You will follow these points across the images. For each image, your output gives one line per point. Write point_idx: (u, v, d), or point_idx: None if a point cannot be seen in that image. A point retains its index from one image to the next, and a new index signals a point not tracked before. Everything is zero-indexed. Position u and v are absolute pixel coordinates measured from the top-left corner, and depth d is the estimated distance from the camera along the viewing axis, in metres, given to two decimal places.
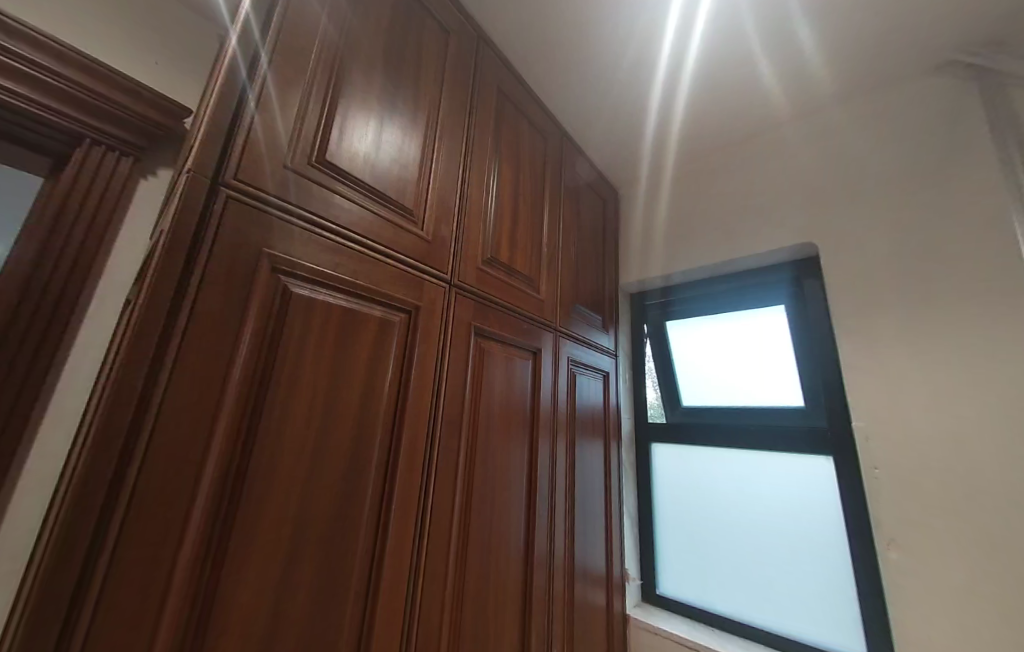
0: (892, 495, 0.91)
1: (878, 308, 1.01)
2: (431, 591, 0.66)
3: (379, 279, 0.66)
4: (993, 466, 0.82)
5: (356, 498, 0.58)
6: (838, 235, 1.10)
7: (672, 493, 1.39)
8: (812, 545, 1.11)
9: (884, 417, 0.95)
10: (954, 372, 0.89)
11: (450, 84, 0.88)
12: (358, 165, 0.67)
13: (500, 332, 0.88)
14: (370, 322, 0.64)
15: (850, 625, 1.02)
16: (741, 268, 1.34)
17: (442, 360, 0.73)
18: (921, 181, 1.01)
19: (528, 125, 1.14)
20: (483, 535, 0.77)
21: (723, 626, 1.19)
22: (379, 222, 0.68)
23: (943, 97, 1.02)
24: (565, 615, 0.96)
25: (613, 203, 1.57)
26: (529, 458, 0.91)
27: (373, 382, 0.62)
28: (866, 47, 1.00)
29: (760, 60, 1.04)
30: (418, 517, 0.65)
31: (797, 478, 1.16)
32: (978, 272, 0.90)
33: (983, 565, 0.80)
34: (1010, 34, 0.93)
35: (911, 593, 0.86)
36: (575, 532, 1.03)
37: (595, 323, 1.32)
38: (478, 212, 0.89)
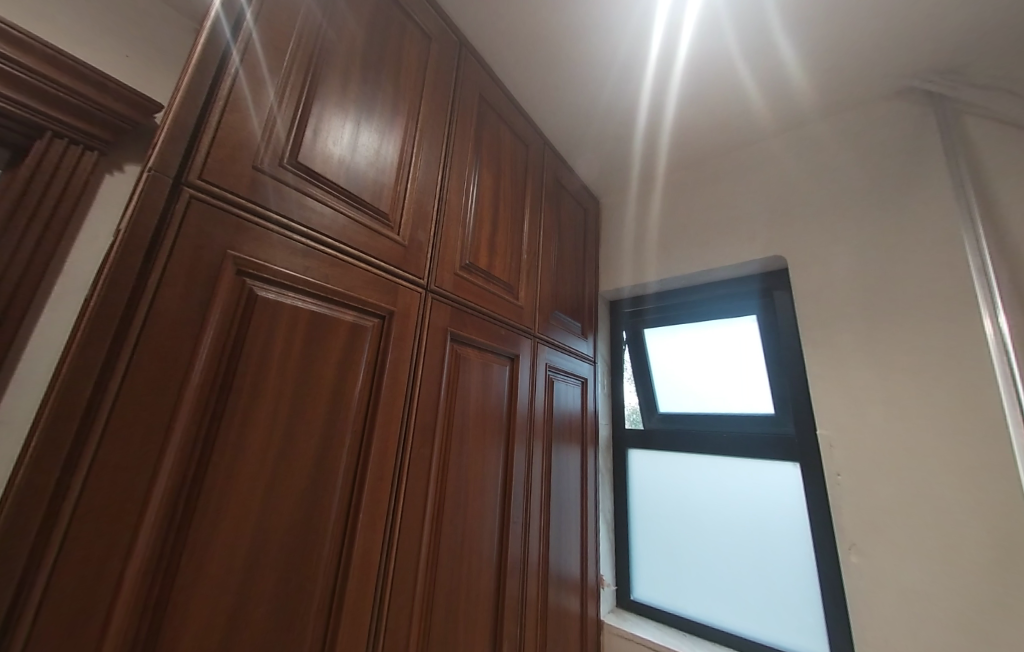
0: (853, 501, 0.95)
1: (841, 320, 1.05)
2: (400, 598, 0.65)
3: (351, 284, 0.65)
4: (944, 472, 0.86)
5: (321, 506, 0.57)
6: (805, 250, 1.15)
7: (647, 498, 1.41)
8: (780, 549, 1.14)
9: (846, 425, 0.99)
10: (910, 381, 0.93)
11: (431, 89, 0.88)
12: (333, 167, 0.66)
13: (477, 338, 0.88)
14: (341, 327, 0.62)
15: (813, 627, 1.05)
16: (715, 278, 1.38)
17: (416, 366, 0.73)
18: (881, 200, 1.06)
19: (509, 132, 1.14)
20: (455, 541, 0.76)
21: (694, 630, 1.21)
22: (353, 225, 0.67)
23: (902, 121, 1.08)
24: (539, 621, 0.95)
25: (593, 212, 1.60)
26: (504, 463, 0.91)
27: (343, 388, 0.61)
28: (833, 70, 1.05)
29: (736, 77, 1.08)
30: (387, 525, 0.64)
31: (766, 484, 1.20)
32: (932, 287, 0.95)
33: (936, 568, 0.84)
34: (961, 64, 0.99)
35: (871, 596, 0.89)
36: (550, 537, 1.03)
37: (575, 330, 1.33)
38: (457, 217, 0.89)
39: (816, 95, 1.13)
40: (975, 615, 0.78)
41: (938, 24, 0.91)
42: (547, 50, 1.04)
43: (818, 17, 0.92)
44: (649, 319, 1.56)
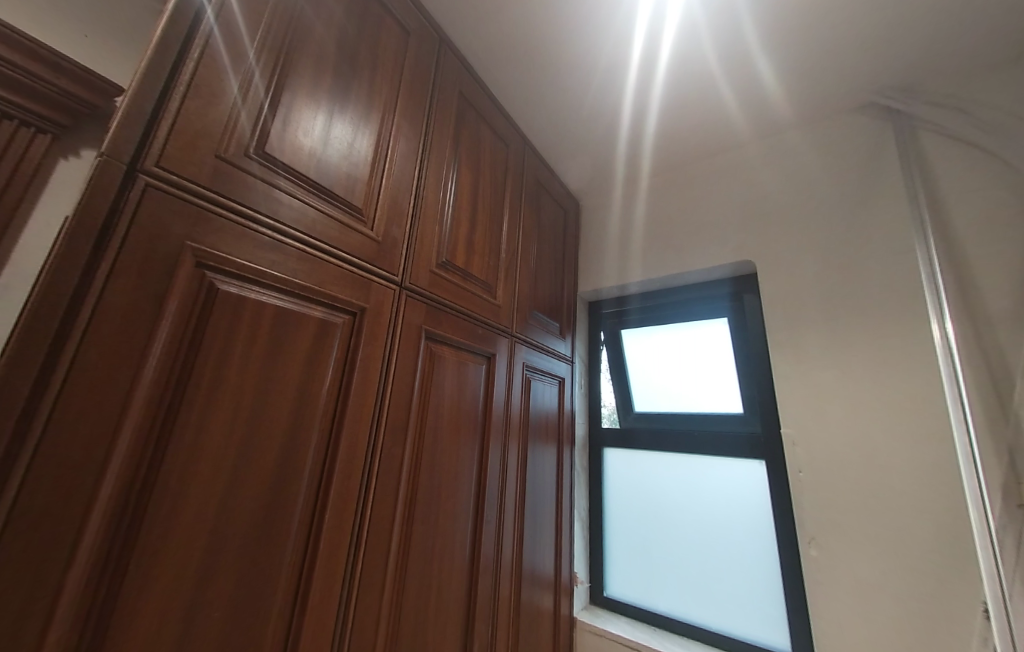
0: (813, 496, 0.99)
1: (805, 323, 1.09)
2: (367, 600, 0.64)
3: (321, 280, 0.63)
4: (897, 469, 0.91)
5: (284, 506, 0.55)
6: (773, 255, 1.19)
7: (621, 497, 1.43)
8: (745, 545, 1.17)
9: (808, 424, 1.03)
10: (867, 383, 0.98)
11: (409, 84, 0.87)
12: (303, 158, 0.64)
13: (452, 336, 0.87)
14: (309, 323, 0.61)
15: (775, 619, 1.09)
16: (689, 281, 1.42)
17: (389, 364, 0.72)
18: (844, 209, 1.11)
19: (489, 131, 1.14)
20: (426, 540, 0.75)
21: (664, 625, 1.23)
22: (324, 219, 0.65)
23: (864, 134, 1.14)
24: (511, 620, 0.95)
25: (573, 213, 1.61)
26: (479, 462, 0.90)
27: (310, 385, 0.60)
28: (803, 82, 1.09)
29: (712, 86, 1.11)
30: (354, 526, 0.63)
31: (733, 481, 1.23)
32: (888, 293, 1.00)
33: (888, 559, 0.88)
34: (917, 82, 1.05)
35: (828, 588, 0.93)
36: (524, 536, 1.03)
37: (553, 330, 1.34)
38: (434, 214, 0.88)
39: (787, 106, 1.17)
40: (922, 603, 0.83)
41: (898, 43, 0.96)
42: (529, 50, 1.04)
43: (790, 31, 0.95)
44: (632, 322, 1.58)
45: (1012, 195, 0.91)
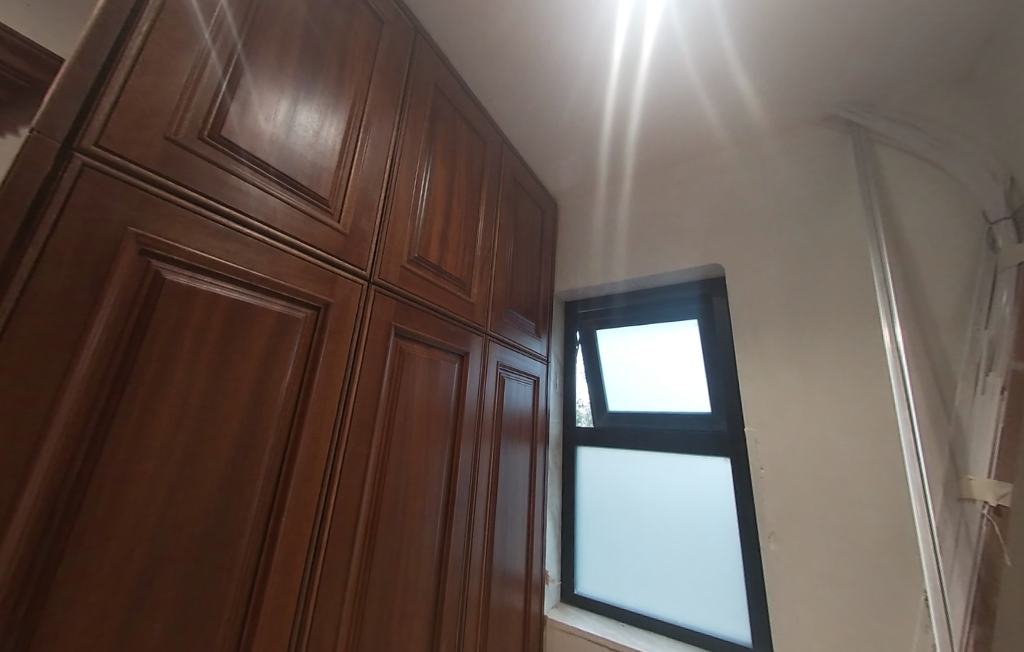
0: (772, 493, 1.02)
1: (769, 325, 1.13)
2: (326, 605, 0.61)
3: (281, 272, 0.60)
4: (850, 466, 0.95)
5: (237, 509, 0.53)
6: (741, 259, 1.23)
7: (593, 495, 1.45)
8: (710, 540, 1.21)
9: (770, 423, 1.07)
10: (825, 383, 1.02)
11: (382, 74, 0.84)
12: (264, 144, 0.61)
13: (423, 334, 0.85)
14: (266, 317, 0.58)
15: (737, 612, 1.13)
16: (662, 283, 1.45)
17: (354, 362, 0.69)
18: (806, 217, 1.15)
19: (466, 126, 1.13)
20: (392, 542, 0.74)
21: (631, 621, 1.26)
22: (286, 209, 0.62)
23: (825, 146, 1.19)
24: (480, 621, 0.94)
25: (550, 214, 1.62)
26: (449, 462, 0.89)
27: (268, 383, 0.57)
28: (773, 92, 1.12)
29: (688, 91, 1.13)
30: (314, 529, 0.60)
31: (700, 479, 1.27)
32: (845, 298, 1.04)
33: (841, 552, 0.92)
34: (874, 98, 1.10)
35: (785, 580, 0.97)
36: (496, 536, 1.02)
37: (529, 329, 1.34)
38: (406, 208, 0.86)
39: (757, 115, 1.21)
40: (870, 593, 0.88)
41: (860, 59, 1.01)
42: (508, 45, 1.03)
43: (760, 41, 0.98)
44: (618, 320, 1.57)
45: (955, 208, 0.97)
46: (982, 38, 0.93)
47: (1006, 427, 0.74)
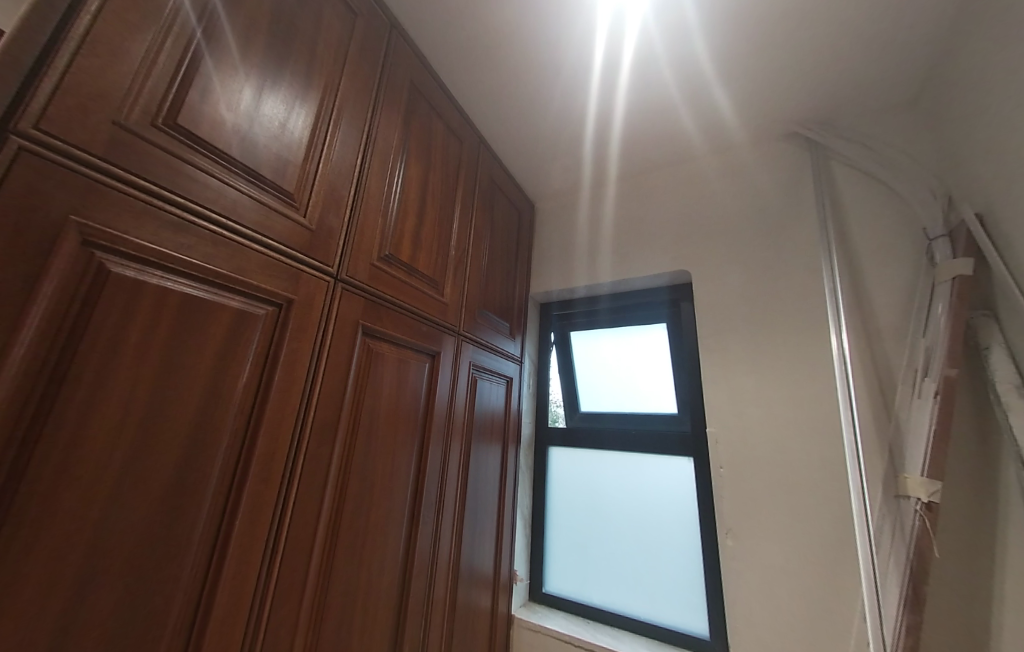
0: (731, 490, 1.07)
1: (731, 330, 1.18)
2: (281, 610, 0.60)
3: (241, 268, 0.58)
4: (801, 465, 1.00)
5: (186, 512, 0.51)
6: (707, 266, 1.27)
7: (563, 495, 1.47)
8: (673, 537, 1.25)
9: (730, 424, 1.11)
10: (781, 387, 1.07)
11: (355, 66, 0.83)
12: (225, 133, 0.59)
13: (393, 333, 0.84)
14: (222, 314, 0.56)
15: (696, 606, 1.17)
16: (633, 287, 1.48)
17: (318, 361, 0.68)
18: (768, 227, 1.21)
19: (442, 125, 1.12)
20: (355, 544, 0.72)
21: (596, 618, 1.28)
22: (247, 203, 0.61)
23: (787, 160, 1.25)
24: (445, 622, 0.94)
25: (526, 215, 1.63)
26: (417, 462, 0.88)
27: (223, 381, 0.55)
28: (742, 106, 1.17)
29: (662, 100, 1.16)
30: (271, 533, 0.59)
31: (665, 478, 1.30)
32: (801, 305, 1.10)
33: (791, 547, 0.97)
34: (830, 118, 1.17)
35: (740, 575, 1.01)
36: (464, 537, 1.02)
37: (503, 330, 1.34)
38: (377, 204, 0.84)
39: (728, 128, 1.26)
40: (816, 585, 0.93)
41: (821, 79, 1.07)
42: (489, 45, 1.03)
43: (730, 55, 1.02)
44: (603, 322, 1.58)
45: (900, 225, 1.04)
46: (926, 67, 1.00)
47: (938, 428, 0.80)
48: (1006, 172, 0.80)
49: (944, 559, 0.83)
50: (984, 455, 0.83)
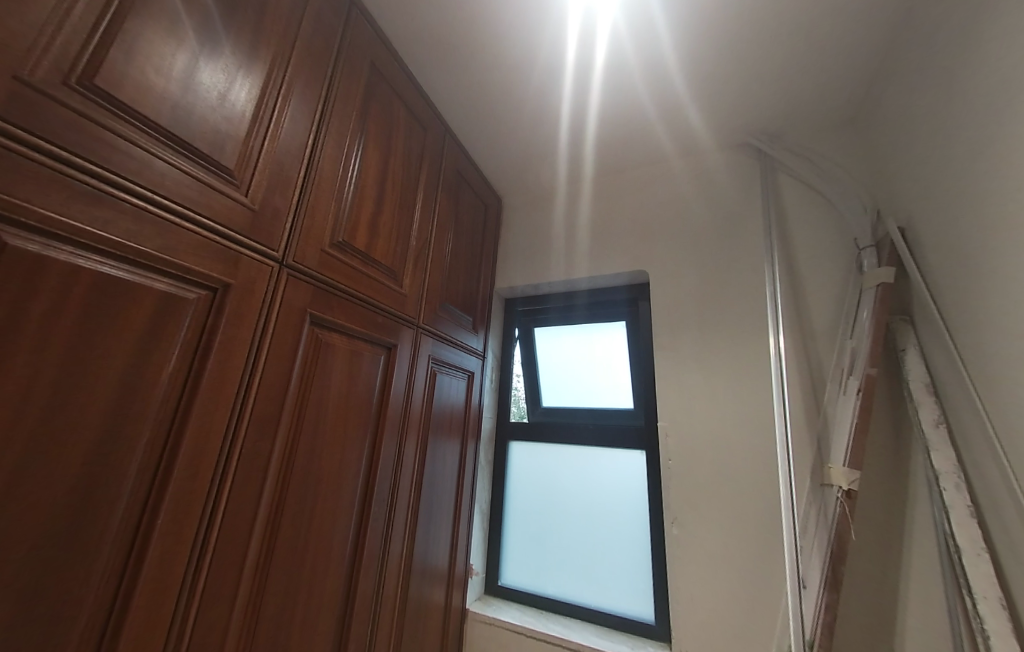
0: (677, 481, 1.12)
1: (682, 328, 1.23)
2: (210, 612, 0.57)
3: (170, 248, 0.54)
4: (742, 457, 1.06)
5: (97, 509, 0.47)
6: (664, 266, 1.32)
7: (521, 489, 1.48)
8: (625, 528, 1.29)
9: (679, 418, 1.16)
10: (727, 383, 1.13)
11: (308, 40, 0.78)
12: (152, 100, 0.54)
13: (344, 323, 0.81)
14: (146, 297, 0.52)
15: (643, 593, 1.22)
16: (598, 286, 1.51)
17: (258, 350, 0.64)
18: (719, 231, 1.27)
19: (404, 110, 1.08)
20: (296, 541, 0.70)
21: (549, 608, 1.30)
22: (179, 177, 0.56)
23: (740, 169, 1.31)
24: (395, 620, 0.92)
25: (493, 209, 1.61)
26: (369, 457, 0.86)
27: (145, 369, 0.51)
28: (703, 114, 1.21)
29: (628, 102, 1.18)
30: (199, 531, 0.55)
31: (619, 471, 1.34)
32: (746, 307, 1.16)
33: (730, 533, 1.03)
34: (779, 131, 1.24)
35: (683, 561, 1.06)
36: (417, 532, 1.00)
37: (465, 324, 1.32)
38: (330, 188, 0.81)
39: (691, 134, 1.30)
40: (749, 567, 0.99)
41: (774, 93, 1.12)
42: (459, 32, 1.01)
43: (694, 63, 1.05)
44: (580, 318, 1.57)
45: (835, 234, 1.12)
46: (863, 89, 1.08)
47: (859, 422, 0.87)
48: (926, 190, 0.88)
49: (860, 542, 0.91)
50: (897, 446, 0.92)
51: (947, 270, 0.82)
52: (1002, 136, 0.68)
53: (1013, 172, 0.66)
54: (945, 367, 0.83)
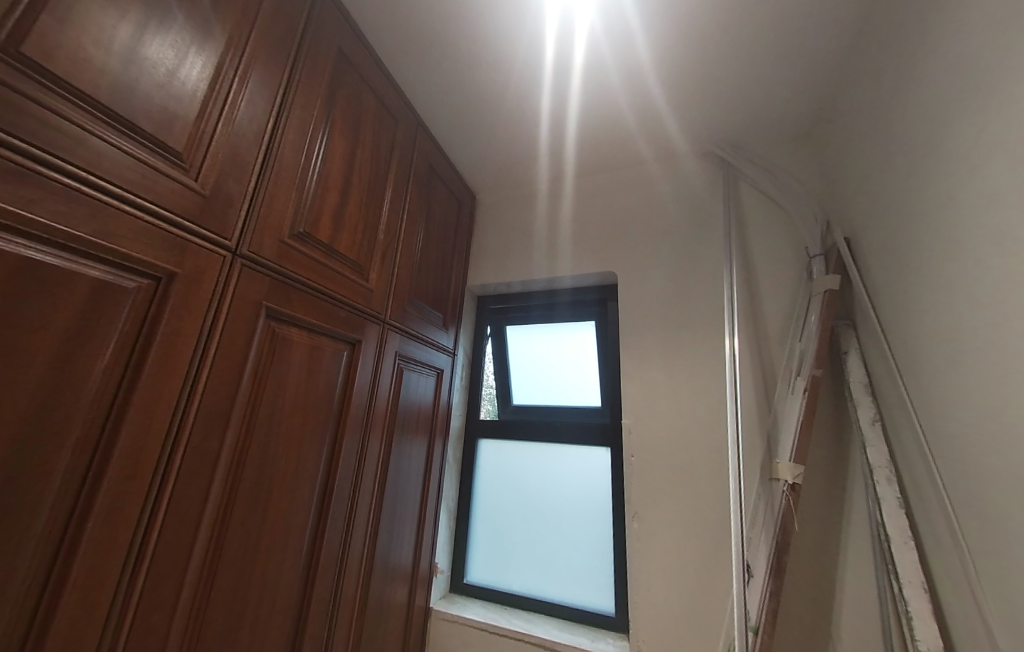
0: (638, 477, 1.15)
1: (646, 329, 1.26)
2: (148, 619, 0.54)
3: (106, 233, 0.51)
4: (699, 453, 1.11)
5: (18, 512, 0.44)
6: (631, 268, 1.35)
7: (489, 486, 1.48)
8: (589, 523, 1.32)
9: (641, 416, 1.19)
10: (687, 382, 1.17)
11: (269, 20, 0.74)
12: (90, 72, 0.50)
13: (303, 317, 0.78)
14: (78, 284, 0.48)
15: (604, 586, 1.25)
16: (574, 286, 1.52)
17: (207, 344, 0.61)
18: (683, 236, 1.31)
19: (374, 100, 1.05)
20: (247, 543, 0.67)
21: (513, 604, 1.31)
22: (121, 157, 0.53)
23: (705, 176, 1.36)
24: (355, 620, 0.90)
25: (466, 205, 1.60)
26: (329, 456, 0.84)
27: (76, 361, 0.48)
28: (674, 121, 1.25)
29: (603, 104, 1.19)
30: (137, 534, 0.53)
31: (585, 467, 1.37)
32: (706, 309, 1.21)
33: (686, 526, 1.07)
34: (741, 142, 1.29)
35: (642, 554, 1.09)
36: (380, 532, 0.99)
37: (435, 321, 1.31)
38: (291, 176, 0.77)
39: (662, 140, 1.33)
40: (702, 558, 1.04)
41: (739, 104, 1.17)
42: (436, 28, 1.00)
43: (667, 70, 1.07)
44: (561, 316, 1.57)
45: (790, 242, 1.18)
46: (817, 105, 1.15)
47: (804, 419, 0.92)
48: (869, 204, 0.94)
49: (805, 532, 0.97)
50: (838, 443, 0.98)
51: (885, 279, 0.88)
52: (935, 156, 0.74)
53: (944, 191, 0.72)
54: (882, 369, 0.89)
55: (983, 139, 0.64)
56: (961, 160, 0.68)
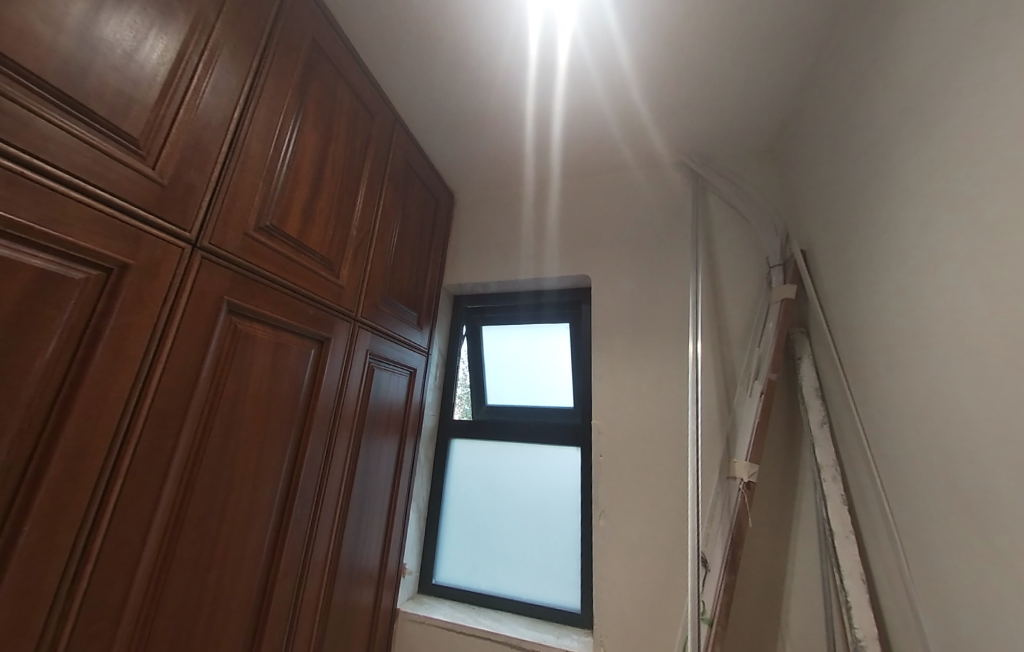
0: (606, 476, 1.17)
1: (617, 331, 1.29)
2: (90, 625, 0.51)
3: (52, 219, 0.48)
4: (663, 453, 1.14)
5: None
6: (604, 272, 1.38)
7: (460, 487, 1.48)
8: (558, 522, 1.34)
9: (610, 416, 1.22)
10: (655, 384, 1.21)
11: (237, 7, 0.72)
12: (37, 50, 0.48)
13: (267, 313, 0.76)
14: (19, 273, 0.46)
15: (570, 583, 1.27)
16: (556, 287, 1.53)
17: (162, 339, 0.59)
18: (655, 242, 1.36)
19: (350, 94, 1.04)
20: (202, 545, 0.65)
21: (481, 603, 1.32)
22: (69, 140, 0.50)
23: (677, 184, 1.40)
24: (317, 622, 0.88)
25: (444, 203, 1.59)
26: (292, 455, 0.82)
27: (13, 355, 0.45)
28: (650, 129, 1.28)
29: (582, 108, 1.21)
30: (80, 536, 0.50)
31: (555, 467, 1.39)
32: (674, 314, 1.25)
33: (650, 523, 1.10)
34: (711, 154, 1.34)
35: (607, 551, 1.12)
36: (346, 532, 0.97)
37: (409, 320, 1.30)
38: (258, 167, 0.75)
39: (639, 147, 1.37)
40: (664, 554, 1.07)
41: (711, 118, 1.22)
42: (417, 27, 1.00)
43: (644, 78, 1.10)
44: (547, 317, 1.57)
45: (753, 252, 1.23)
46: (780, 123, 1.21)
47: (760, 421, 0.97)
48: (823, 219, 1.00)
49: (760, 528, 1.01)
50: (792, 444, 1.03)
51: (836, 289, 0.94)
52: (881, 177, 0.79)
53: (887, 209, 0.77)
54: (831, 374, 0.94)
55: (922, 163, 0.69)
56: (902, 182, 0.74)
